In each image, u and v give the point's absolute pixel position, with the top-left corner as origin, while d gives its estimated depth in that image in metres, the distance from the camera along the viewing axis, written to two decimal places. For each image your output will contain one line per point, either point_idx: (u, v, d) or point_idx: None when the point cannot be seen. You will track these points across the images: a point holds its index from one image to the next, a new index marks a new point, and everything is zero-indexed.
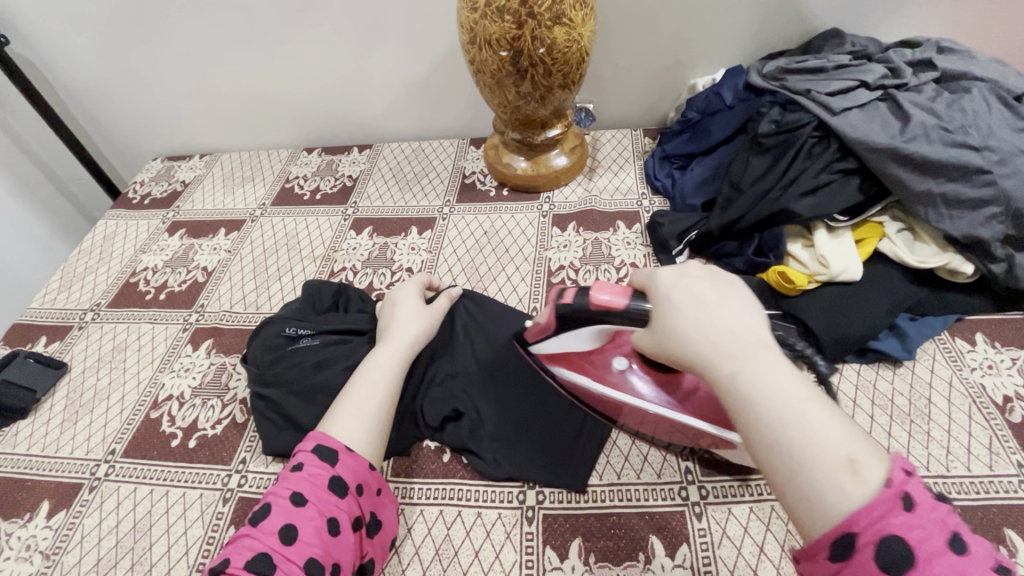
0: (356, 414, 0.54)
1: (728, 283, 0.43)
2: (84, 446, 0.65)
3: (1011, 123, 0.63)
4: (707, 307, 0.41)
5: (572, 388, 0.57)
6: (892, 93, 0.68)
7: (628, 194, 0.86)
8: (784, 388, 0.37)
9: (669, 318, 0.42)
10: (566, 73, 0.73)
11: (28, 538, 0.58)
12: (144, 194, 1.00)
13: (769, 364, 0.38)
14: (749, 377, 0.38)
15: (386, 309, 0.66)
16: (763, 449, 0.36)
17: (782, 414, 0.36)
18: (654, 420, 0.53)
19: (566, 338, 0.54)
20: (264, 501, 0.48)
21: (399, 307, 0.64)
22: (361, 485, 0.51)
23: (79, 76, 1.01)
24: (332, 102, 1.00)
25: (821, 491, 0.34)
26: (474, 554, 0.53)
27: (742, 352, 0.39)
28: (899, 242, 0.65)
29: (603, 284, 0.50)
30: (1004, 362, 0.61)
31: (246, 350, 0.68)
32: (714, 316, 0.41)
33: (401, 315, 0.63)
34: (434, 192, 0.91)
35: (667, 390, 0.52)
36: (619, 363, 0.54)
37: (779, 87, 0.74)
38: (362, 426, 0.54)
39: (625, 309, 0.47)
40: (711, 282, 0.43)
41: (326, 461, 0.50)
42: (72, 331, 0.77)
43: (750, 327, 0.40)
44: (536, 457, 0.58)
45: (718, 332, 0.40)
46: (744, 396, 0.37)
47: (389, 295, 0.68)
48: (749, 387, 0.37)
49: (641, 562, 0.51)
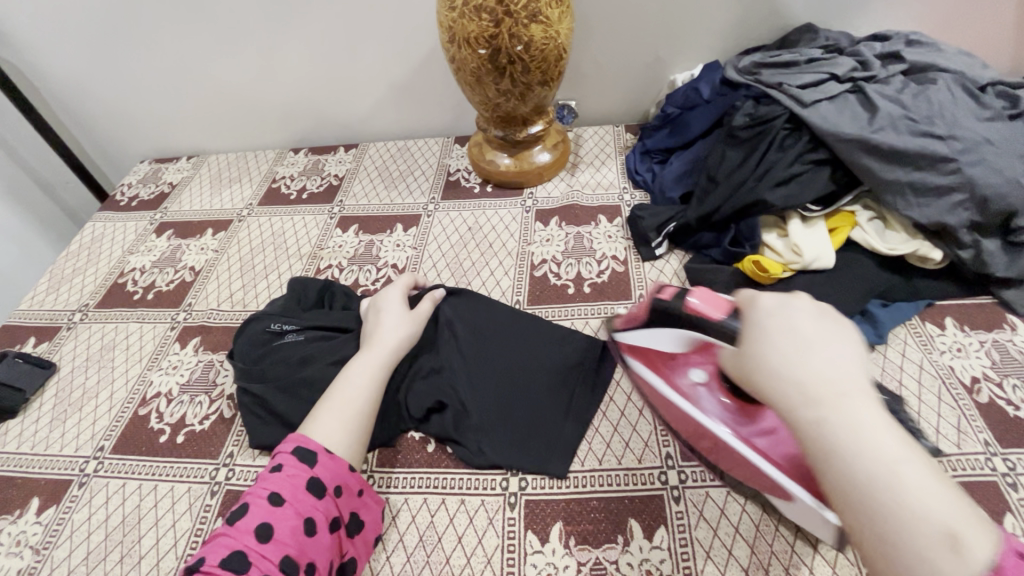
0: (339, 415, 0.55)
1: (836, 320, 0.38)
2: (73, 443, 0.66)
3: (976, 113, 0.65)
4: (804, 343, 0.37)
5: (644, 388, 0.58)
6: (861, 85, 0.69)
7: (610, 188, 0.87)
8: (875, 443, 0.32)
9: (757, 348, 0.39)
10: (545, 70, 0.74)
11: (18, 534, 0.58)
12: (131, 197, 1.01)
13: (862, 414, 0.34)
14: (836, 426, 0.34)
15: (371, 312, 0.66)
16: (848, 505, 0.33)
17: (869, 472, 0.32)
18: (723, 455, 0.50)
19: (651, 335, 0.55)
20: (242, 501, 0.49)
21: (383, 311, 0.65)
22: (339, 487, 0.52)
23: (64, 78, 1.02)
24: (317, 102, 1.01)
25: (912, 567, 0.30)
26: (457, 540, 0.54)
27: (831, 397, 0.34)
28: (870, 230, 0.67)
29: (707, 296, 0.48)
30: (973, 345, 0.62)
31: (232, 346, 0.69)
32: (807, 351, 0.36)
33: (385, 319, 0.64)
34: (419, 190, 0.92)
35: (738, 419, 0.50)
36: (698, 375, 0.53)
37: (753, 81, 0.76)
38: (344, 425, 0.55)
39: (721, 322, 0.46)
40: (817, 315, 0.39)
41: (305, 463, 0.51)
42: (61, 332, 0.78)
43: (849, 370, 0.35)
44: (520, 446, 0.59)
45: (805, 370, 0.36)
46: (827, 447, 0.34)
47: (373, 297, 0.69)
48: (832, 437, 0.34)
49: (620, 544, 0.53)
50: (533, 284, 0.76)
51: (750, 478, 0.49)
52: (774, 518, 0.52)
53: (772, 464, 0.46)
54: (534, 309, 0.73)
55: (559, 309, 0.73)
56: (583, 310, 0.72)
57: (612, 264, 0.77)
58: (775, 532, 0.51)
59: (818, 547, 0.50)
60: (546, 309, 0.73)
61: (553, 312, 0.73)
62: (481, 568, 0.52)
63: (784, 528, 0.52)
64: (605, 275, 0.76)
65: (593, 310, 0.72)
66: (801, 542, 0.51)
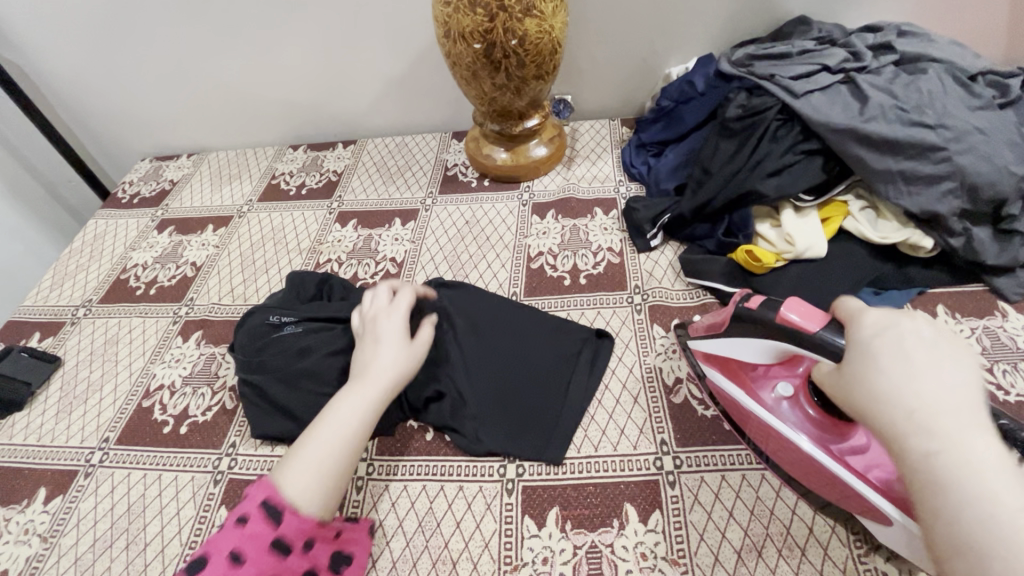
0: (314, 463, 0.48)
1: (952, 348, 0.37)
2: (78, 435, 0.67)
3: (966, 103, 0.66)
4: (914, 368, 0.36)
5: (722, 397, 0.58)
6: (853, 76, 0.70)
7: (606, 181, 0.88)
8: (996, 487, 0.31)
9: (863, 368, 0.38)
10: (540, 64, 0.75)
11: (26, 523, 0.60)
12: (133, 194, 1.02)
13: (976, 449, 0.32)
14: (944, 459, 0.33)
15: (367, 335, 0.58)
16: (943, 540, 0.32)
17: (973, 508, 0.31)
18: (809, 471, 0.50)
19: (733, 344, 0.54)
20: (196, 556, 0.43)
21: (380, 338, 0.57)
22: (309, 543, 0.47)
23: (64, 76, 1.03)
24: (315, 98, 1.02)
25: None
26: (455, 525, 0.55)
27: (946, 431, 0.33)
28: (862, 219, 0.68)
29: (795, 302, 0.47)
30: (964, 331, 0.63)
31: (233, 339, 0.70)
32: (920, 378, 0.35)
33: (381, 349, 0.55)
34: (417, 185, 0.93)
35: (825, 434, 0.49)
36: (783, 389, 0.53)
37: (746, 73, 0.77)
38: (320, 472, 0.47)
39: (816, 334, 0.45)
40: (933, 340, 0.37)
41: (269, 522, 0.45)
42: (65, 327, 0.80)
43: (970, 406, 0.34)
44: (517, 434, 0.60)
45: (920, 399, 0.35)
46: (938, 481, 0.33)
47: (370, 316, 0.60)
48: (936, 464, 0.33)
49: (615, 528, 0.54)
50: (530, 276, 0.77)
51: (838, 496, 0.49)
52: (767, 502, 0.53)
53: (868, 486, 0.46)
54: (531, 301, 0.74)
55: (555, 300, 0.74)
56: (579, 301, 0.73)
57: (608, 256, 0.78)
58: (769, 515, 0.53)
59: (811, 529, 0.51)
60: (543, 300, 0.74)
61: (550, 304, 0.73)
62: (479, 552, 0.53)
63: (777, 511, 0.53)
64: (601, 267, 0.77)
65: (589, 301, 0.73)
66: (795, 524, 0.52)
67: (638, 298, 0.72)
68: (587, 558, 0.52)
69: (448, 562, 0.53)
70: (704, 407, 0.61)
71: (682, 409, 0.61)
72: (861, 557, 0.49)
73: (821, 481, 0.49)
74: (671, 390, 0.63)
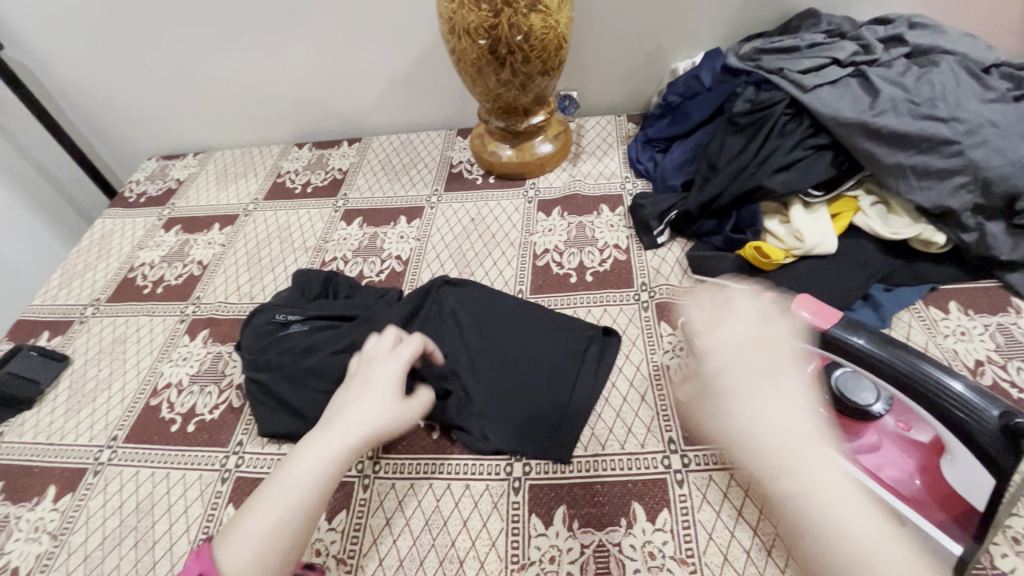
0: (263, 527, 0.43)
1: (784, 373, 0.41)
2: (87, 433, 0.67)
3: (979, 96, 0.64)
4: (757, 400, 0.40)
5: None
6: (863, 70, 0.69)
7: (612, 178, 0.87)
8: (851, 524, 0.36)
9: (734, 409, 0.41)
10: (545, 59, 0.74)
11: (36, 520, 0.60)
12: (140, 193, 1.03)
13: (822, 475, 0.38)
14: (805, 498, 0.37)
15: (356, 378, 0.54)
16: None
17: (848, 551, 0.35)
18: None
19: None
20: None
21: (365, 387, 0.52)
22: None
23: (72, 77, 1.03)
24: (320, 96, 1.02)
25: None
26: (462, 524, 0.55)
27: (797, 464, 0.38)
28: (872, 215, 0.67)
29: (807, 297, 0.47)
30: (977, 328, 0.62)
31: (239, 338, 0.70)
32: (764, 408, 0.40)
33: (363, 401, 0.51)
34: (422, 182, 0.93)
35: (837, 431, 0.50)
36: None
37: (754, 67, 0.76)
38: (269, 536, 0.43)
39: (827, 333, 0.45)
40: (765, 369, 0.41)
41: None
42: (74, 325, 0.80)
43: (801, 429, 0.39)
44: (522, 432, 0.60)
45: (769, 439, 0.39)
46: (808, 523, 0.37)
47: (367, 359, 0.55)
48: (808, 505, 0.37)
49: (623, 527, 0.53)
50: (535, 273, 0.77)
51: None
52: None
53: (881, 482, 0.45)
54: (537, 299, 0.74)
55: (561, 298, 0.73)
56: (586, 298, 0.73)
57: (614, 253, 0.77)
58: None
59: None
60: (549, 298, 0.73)
61: (556, 301, 0.73)
62: (485, 551, 0.53)
63: None
64: (607, 264, 0.76)
65: (596, 298, 0.73)
66: None
67: (645, 296, 0.72)
68: (594, 557, 0.52)
69: (454, 561, 0.53)
70: None
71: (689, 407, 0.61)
72: None
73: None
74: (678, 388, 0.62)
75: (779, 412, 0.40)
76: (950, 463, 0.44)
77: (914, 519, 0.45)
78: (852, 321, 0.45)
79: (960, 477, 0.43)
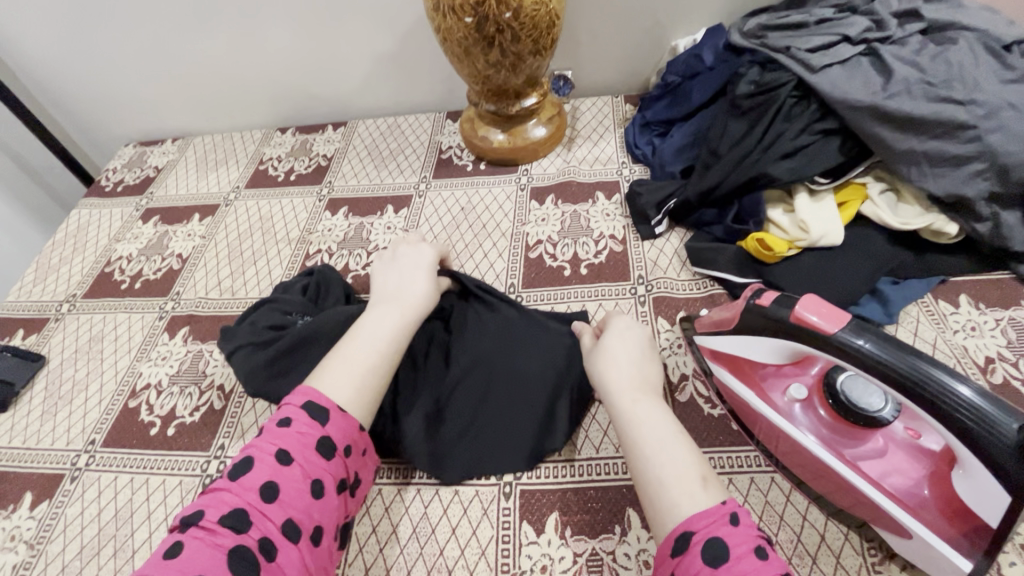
0: (359, 379, 0.47)
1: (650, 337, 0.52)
2: (64, 437, 0.65)
3: (999, 75, 0.60)
4: (628, 353, 0.49)
5: (730, 397, 0.55)
6: (875, 48, 0.65)
7: (608, 163, 0.84)
8: (662, 420, 0.43)
9: (606, 364, 0.48)
10: (536, 38, 0.70)
11: (13, 529, 0.58)
12: (117, 182, 0.98)
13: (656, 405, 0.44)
14: (649, 407, 0.44)
15: (401, 263, 0.59)
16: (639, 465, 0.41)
17: (667, 435, 0.42)
18: (817, 475, 0.48)
19: (743, 343, 0.51)
20: (244, 454, 0.42)
21: (415, 271, 0.58)
22: (291, 524, 0.40)
23: (39, 61, 0.98)
24: (301, 79, 0.97)
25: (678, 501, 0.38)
26: (451, 531, 0.53)
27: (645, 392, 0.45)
28: (881, 204, 0.63)
29: (812, 298, 0.45)
30: (988, 323, 0.60)
31: (240, 324, 0.63)
32: (639, 355, 0.49)
33: (416, 278, 0.57)
34: (410, 169, 0.89)
35: (838, 437, 0.48)
36: (797, 391, 0.51)
37: (758, 45, 0.71)
38: (360, 390, 0.47)
39: (834, 336, 0.42)
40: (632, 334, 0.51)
41: (230, 476, 0.41)
42: (49, 323, 0.77)
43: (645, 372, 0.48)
44: (501, 452, 0.56)
45: (636, 370, 0.47)
46: (640, 417, 0.43)
47: (398, 250, 0.61)
48: (642, 411, 0.44)
49: (617, 535, 0.51)
50: (527, 265, 0.73)
51: (846, 501, 0.47)
52: (777, 508, 0.51)
53: (874, 487, 0.45)
54: (529, 293, 0.71)
55: (555, 292, 0.70)
56: (581, 293, 0.70)
57: (610, 244, 0.74)
58: (779, 521, 0.50)
59: (823, 537, 0.49)
60: (542, 293, 0.70)
61: (549, 296, 0.70)
62: (475, 560, 0.51)
63: (787, 517, 0.50)
64: (603, 255, 0.73)
65: (591, 292, 0.70)
66: (806, 531, 0.49)
67: (642, 290, 0.69)
68: (587, 566, 0.50)
69: (443, 570, 0.51)
70: (711, 406, 0.58)
71: (687, 408, 0.58)
72: (875, 566, 0.47)
73: (830, 486, 0.48)
74: (675, 388, 0.60)
75: (635, 355, 0.49)
76: (961, 477, 0.40)
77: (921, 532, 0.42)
78: (862, 325, 0.42)
79: (974, 492, 0.39)
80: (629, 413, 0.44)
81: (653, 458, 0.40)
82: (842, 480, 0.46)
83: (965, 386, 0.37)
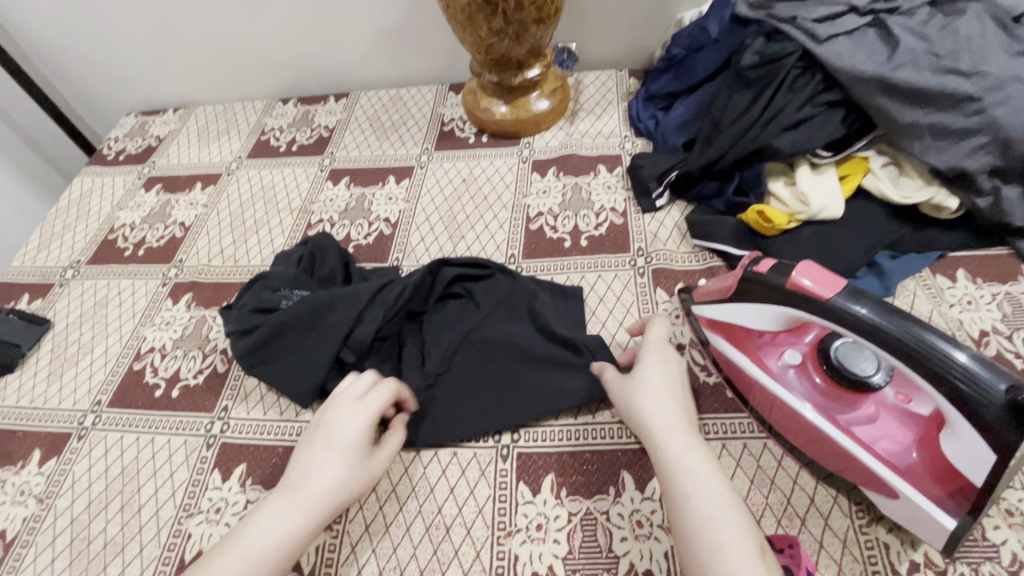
0: None
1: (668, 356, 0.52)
2: (71, 397, 0.66)
3: (1007, 47, 0.59)
4: (654, 389, 0.49)
5: (724, 364, 0.56)
6: (882, 19, 0.63)
7: (611, 136, 0.83)
8: (704, 477, 0.42)
9: (643, 400, 0.48)
10: (540, 5, 0.69)
11: (22, 484, 0.60)
12: (119, 150, 0.98)
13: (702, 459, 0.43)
14: (699, 457, 0.43)
15: (322, 433, 0.49)
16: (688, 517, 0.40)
17: (717, 492, 0.41)
18: (814, 444, 0.49)
19: (738, 310, 0.52)
20: None
21: (328, 449, 0.48)
22: None
23: (39, 29, 0.98)
24: (301, 49, 0.96)
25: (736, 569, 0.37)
26: (449, 491, 0.54)
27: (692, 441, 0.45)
28: (882, 177, 0.64)
29: (808, 263, 0.45)
30: (984, 297, 0.60)
31: (236, 300, 0.65)
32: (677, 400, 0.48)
33: (326, 457, 0.48)
34: (412, 140, 0.89)
35: (831, 403, 0.49)
36: (791, 357, 0.52)
37: (764, 16, 0.68)
38: None
39: (830, 301, 0.43)
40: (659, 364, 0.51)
41: None
42: (54, 289, 0.78)
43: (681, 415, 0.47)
44: (497, 415, 0.57)
45: (677, 415, 0.47)
46: (691, 470, 0.42)
47: (332, 405, 0.51)
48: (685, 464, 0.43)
49: (611, 496, 0.52)
50: (528, 237, 0.74)
51: (840, 467, 0.48)
52: (769, 472, 0.52)
53: (867, 453, 0.45)
54: (530, 264, 0.71)
55: (555, 263, 0.71)
56: (581, 264, 0.70)
57: (611, 217, 0.74)
58: (770, 484, 0.51)
59: (813, 500, 0.50)
60: (542, 264, 0.71)
61: (549, 267, 0.71)
62: (472, 517, 0.52)
63: (779, 481, 0.51)
64: (604, 228, 0.73)
65: (591, 264, 0.70)
66: (796, 495, 0.50)
67: (642, 261, 0.69)
68: (582, 524, 0.51)
69: (441, 527, 0.52)
70: (706, 374, 0.59)
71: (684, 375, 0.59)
72: (863, 527, 0.48)
73: (822, 452, 0.48)
74: None
75: (671, 395, 0.48)
76: (949, 436, 0.41)
77: (910, 493, 0.43)
78: (858, 290, 0.43)
79: (960, 452, 0.40)
80: (676, 466, 0.43)
81: (707, 517, 0.40)
82: (837, 446, 0.47)
83: (961, 352, 0.37)
